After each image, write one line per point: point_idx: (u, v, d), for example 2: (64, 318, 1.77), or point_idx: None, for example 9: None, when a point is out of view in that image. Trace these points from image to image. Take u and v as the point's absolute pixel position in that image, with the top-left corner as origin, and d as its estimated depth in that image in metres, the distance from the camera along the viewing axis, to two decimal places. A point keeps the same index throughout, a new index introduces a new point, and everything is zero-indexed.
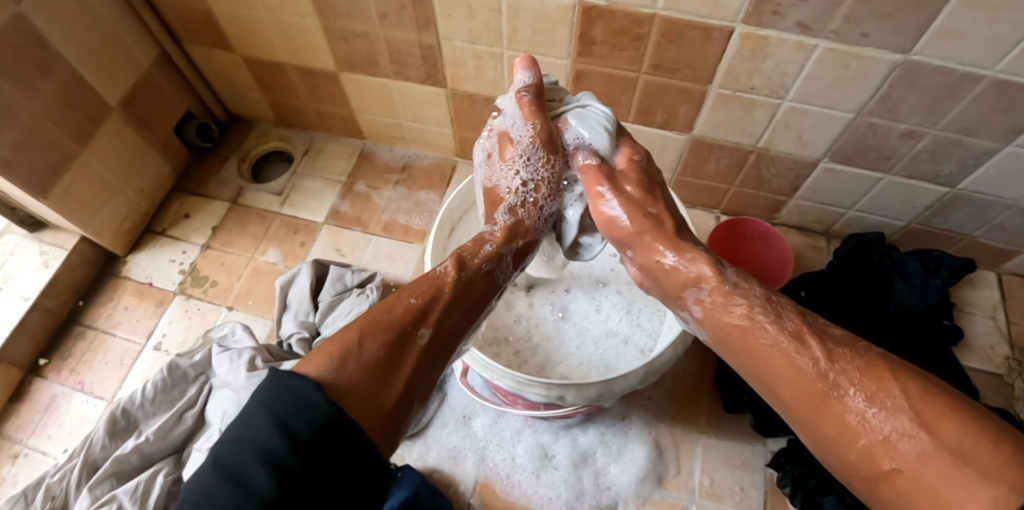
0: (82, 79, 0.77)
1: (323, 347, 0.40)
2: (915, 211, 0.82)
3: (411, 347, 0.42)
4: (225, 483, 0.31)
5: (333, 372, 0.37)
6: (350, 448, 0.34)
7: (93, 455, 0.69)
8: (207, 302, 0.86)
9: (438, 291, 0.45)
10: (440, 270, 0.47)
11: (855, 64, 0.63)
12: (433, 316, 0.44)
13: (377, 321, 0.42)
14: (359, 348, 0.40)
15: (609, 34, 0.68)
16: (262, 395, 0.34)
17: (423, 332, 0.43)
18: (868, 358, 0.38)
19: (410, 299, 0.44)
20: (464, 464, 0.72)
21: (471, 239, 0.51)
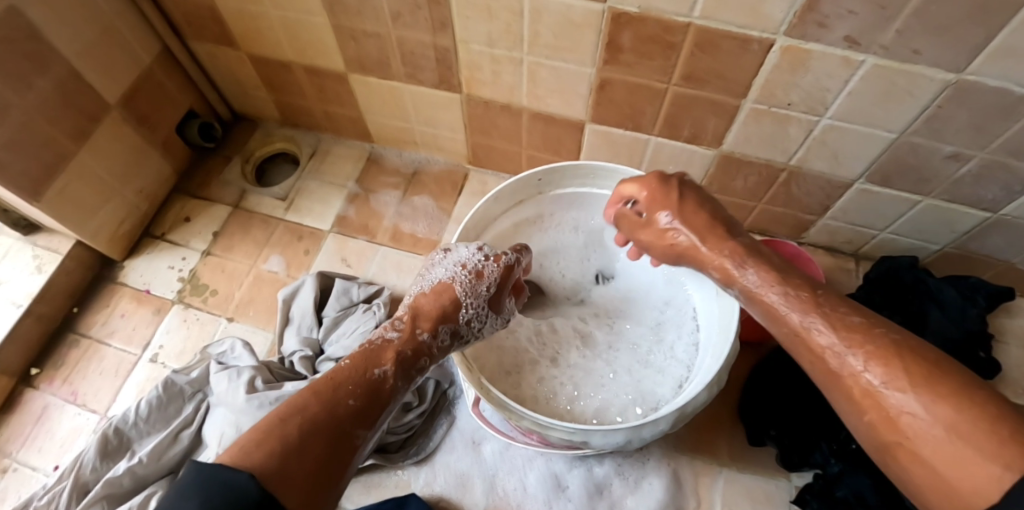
0: (79, 77, 0.73)
1: (259, 436, 0.37)
2: (951, 235, 0.77)
3: (350, 448, 0.40)
4: None
5: (276, 464, 0.35)
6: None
7: (84, 477, 0.66)
8: (207, 312, 0.83)
9: (376, 395, 0.43)
10: (379, 374, 0.44)
11: (903, 82, 0.58)
12: (374, 415, 0.42)
13: (316, 421, 0.39)
14: (298, 450, 0.37)
15: (638, 42, 0.63)
16: (190, 491, 0.32)
17: (362, 434, 0.41)
18: (880, 340, 0.37)
19: (349, 398, 0.41)
20: (473, 492, 0.69)
21: (385, 344, 0.47)
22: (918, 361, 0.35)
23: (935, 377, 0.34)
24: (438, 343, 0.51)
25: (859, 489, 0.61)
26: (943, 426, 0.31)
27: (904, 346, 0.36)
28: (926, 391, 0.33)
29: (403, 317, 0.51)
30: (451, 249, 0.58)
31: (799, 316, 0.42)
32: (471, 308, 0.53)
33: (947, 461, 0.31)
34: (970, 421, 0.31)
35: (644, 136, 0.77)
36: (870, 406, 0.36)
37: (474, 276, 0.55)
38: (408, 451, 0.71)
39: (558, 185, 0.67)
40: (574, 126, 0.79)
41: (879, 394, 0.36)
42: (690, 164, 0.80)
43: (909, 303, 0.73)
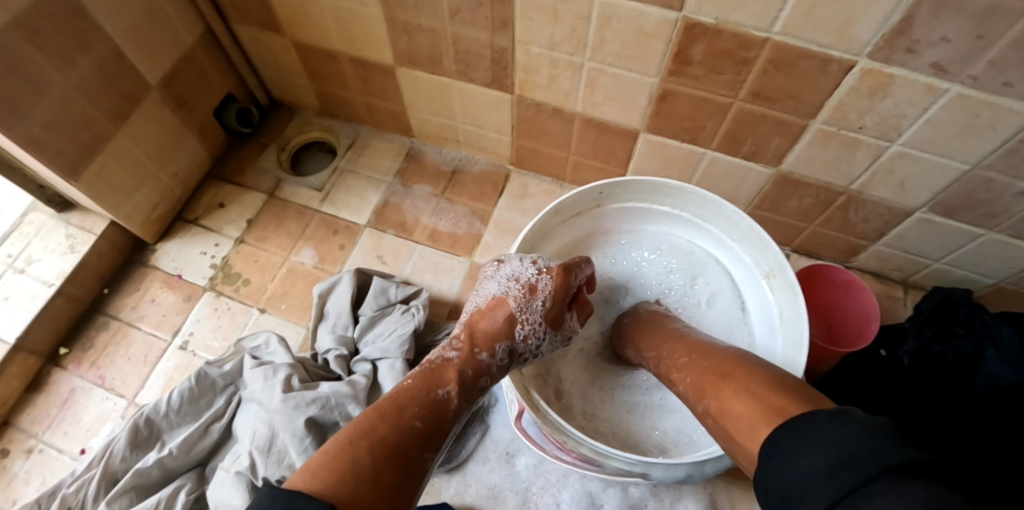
0: (122, 55, 0.71)
1: (332, 463, 0.37)
2: (1008, 271, 0.74)
3: (418, 472, 0.41)
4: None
5: (352, 492, 0.36)
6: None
7: (113, 466, 0.64)
8: (239, 302, 0.81)
9: (441, 415, 0.45)
10: (442, 395, 0.46)
11: (987, 114, 0.55)
12: (437, 439, 0.43)
13: (384, 442, 0.40)
14: (371, 471, 0.38)
15: (710, 55, 0.60)
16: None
17: (427, 456, 0.42)
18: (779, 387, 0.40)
19: (414, 420, 0.43)
20: (505, 505, 0.67)
21: (445, 363, 0.49)
22: (753, 378, 0.42)
23: (754, 386, 0.41)
24: (497, 361, 0.52)
25: None
26: (755, 415, 0.39)
27: (722, 373, 0.45)
28: (747, 394, 0.41)
29: (459, 335, 0.52)
30: (504, 261, 0.58)
31: (679, 382, 0.50)
32: (528, 325, 0.53)
33: (753, 439, 0.38)
34: (766, 414, 0.38)
35: (700, 150, 0.75)
36: (704, 398, 0.45)
37: (526, 291, 0.54)
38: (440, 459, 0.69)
39: (617, 198, 0.66)
40: (627, 134, 0.77)
41: (703, 398, 0.46)
42: (744, 181, 0.78)
43: (961, 339, 0.71)
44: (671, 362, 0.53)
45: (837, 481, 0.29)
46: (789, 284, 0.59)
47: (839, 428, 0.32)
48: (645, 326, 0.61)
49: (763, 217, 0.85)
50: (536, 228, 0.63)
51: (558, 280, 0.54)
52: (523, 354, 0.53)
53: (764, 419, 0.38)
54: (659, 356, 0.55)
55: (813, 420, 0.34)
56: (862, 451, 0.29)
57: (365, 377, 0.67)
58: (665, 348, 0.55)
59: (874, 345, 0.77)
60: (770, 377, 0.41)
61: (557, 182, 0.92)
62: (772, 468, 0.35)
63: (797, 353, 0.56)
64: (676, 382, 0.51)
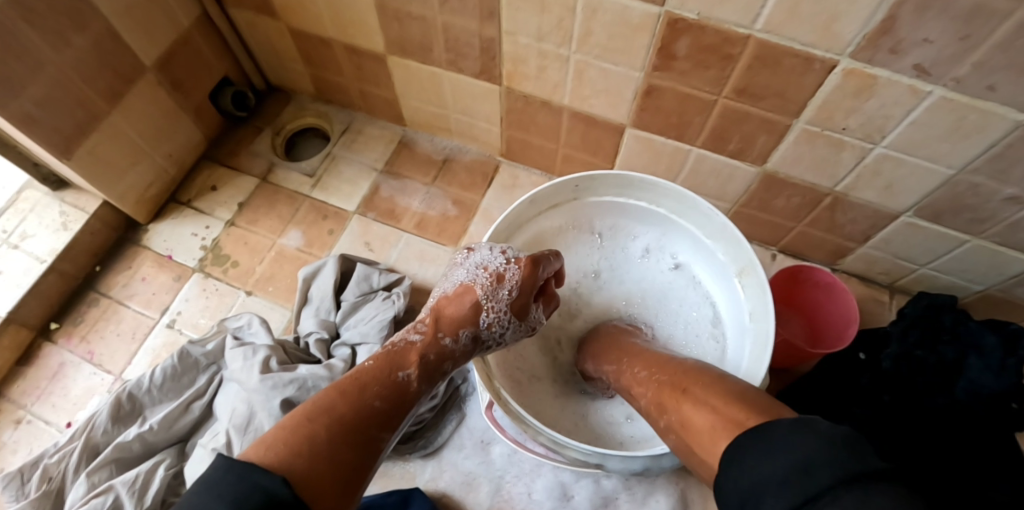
0: (117, 36, 0.72)
1: (289, 439, 0.38)
2: (997, 278, 0.74)
3: (375, 452, 0.42)
4: (235, 479, 0.33)
5: (306, 467, 0.36)
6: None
7: (95, 438, 0.66)
8: (226, 283, 0.83)
9: (401, 397, 0.45)
10: (403, 377, 0.47)
11: (972, 118, 0.55)
12: (395, 421, 0.44)
13: (344, 421, 0.41)
14: (328, 447, 0.38)
15: (694, 50, 0.60)
16: (224, 486, 0.32)
17: (384, 437, 0.43)
18: (725, 398, 0.40)
19: (374, 401, 0.43)
20: (478, 492, 0.68)
21: (407, 344, 0.50)
22: (714, 390, 0.42)
23: (707, 401, 0.41)
24: (461, 345, 0.53)
25: None
26: (715, 427, 0.39)
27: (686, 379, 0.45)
28: (703, 409, 0.41)
29: (425, 320, 0.53)
30: (475, 249, 0.58)
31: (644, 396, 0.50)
32: (493, 313, 0.54)
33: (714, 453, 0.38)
34: (727, 427, 0.38)
35: (687, 147, 0.75)
36: (665, 413, 0.45)
37: (496, 281, 0.54)
38: (415, 444, 0.70)
39: (595, 191, 0.66)
40: (614, 129, 0.77)
41: (664, 414, 0.46)
42: (731, 179, 0.78)
43: (943, 346, 0.70)
44: (630, 378, 0.53)
45: (786, 488, 0.30)
46: (758, 284, 0.59)
47: (794, 435, 0.32)
48: (607, 340, 0.62)
49: (750, 216, 0.84)
50: (506, 224, 0.63)
51: (527, 271, 0.55)
52: (485, 340, 0.54)
53: (724, 433, 0.38)
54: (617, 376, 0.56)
55: (770, 430, 0.34)
56: (807, 472, 0.29)
57: (344, 360, 0.69)
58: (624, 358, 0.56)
59: (855, 347, 0.77)
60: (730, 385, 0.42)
61: (547, 174, 0.92)
62: (731, 471, 0.35)
63: (760, 358, 0.56)
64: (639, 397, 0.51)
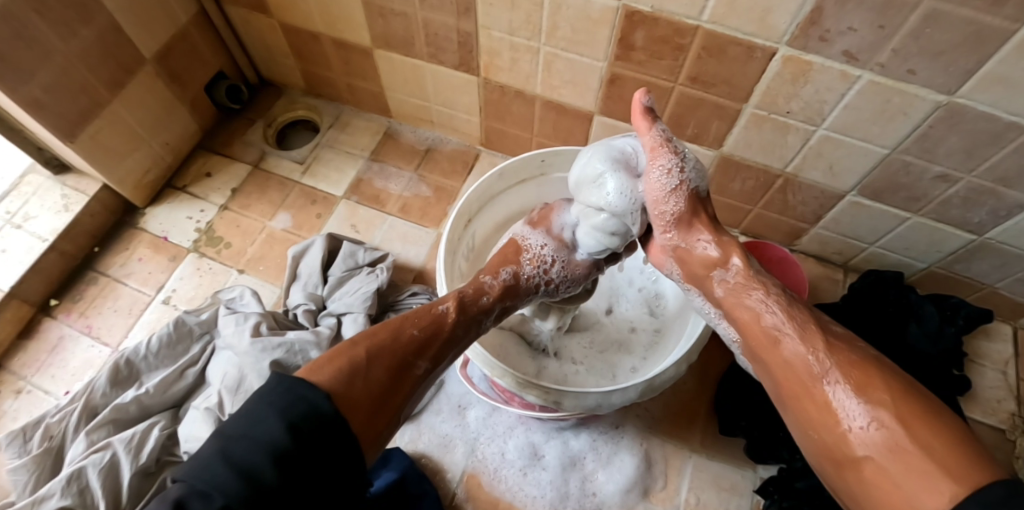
0: (119, 29, 0.77)
1: (334, 358, 0.40)
2: (938, 255, 0.80)
3: (410, 378, 0.44)
4: (285, 392, 0.36)
5: (346, 383, 0.38)
6: (340, 456, 0.36)
7: (94, 400, 0.70)
8: (219, 263, 0.87)
9: (438, 327, 0.47)
10: (442, 309, 0.49)
11: (897, 100, 0.61)
12: (432, 351, 0.46)
13: (385, 344, 0.43)
14: (369, 368, 0.41)
15: (650, 41, 0.66)
16: (274, 396, 0.36)
17: (421, 364, 0.45)
18: (862, 355, 0.38)
19: (413, 329, 0.45)
20: (454, 453, 0.73)
21: (471, 285, 0.53)
22: (846, 347, 0.39)
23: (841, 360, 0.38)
24: (529, 292, 0.57)
25: (818, 484, 0.64)
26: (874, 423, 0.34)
27: (875, 363, 0.37)
28: (842, 385, 0.37)
29: (495, 284, 0.54)
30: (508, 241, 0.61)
31: (789, 334, 0.41)
32: (533, 255, 0.57)
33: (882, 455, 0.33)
34: (900, 418, 0.33)
35: None
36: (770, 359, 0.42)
37: (561, 246, 0.57)
38: None
39: (560, 168, 0.72)
40: (583, 117, 0.83)
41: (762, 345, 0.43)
42: None
43: (890, 316, 0.77)
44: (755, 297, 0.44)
45: None
46: None
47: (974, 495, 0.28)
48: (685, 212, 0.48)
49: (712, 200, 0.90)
50: (474, 197, 0.69)
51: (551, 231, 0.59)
52: (561, 283, 0.58)
53: (894, 436, 0.33)
54: (734, 295, 0.45)
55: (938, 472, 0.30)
56: None
57: (330, 328, 0.73)
58: (749, 272, 0.45)
59: None
60: (889, 379, 0.36)
61: None
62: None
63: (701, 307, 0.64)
64: (777, 334, 0.41)
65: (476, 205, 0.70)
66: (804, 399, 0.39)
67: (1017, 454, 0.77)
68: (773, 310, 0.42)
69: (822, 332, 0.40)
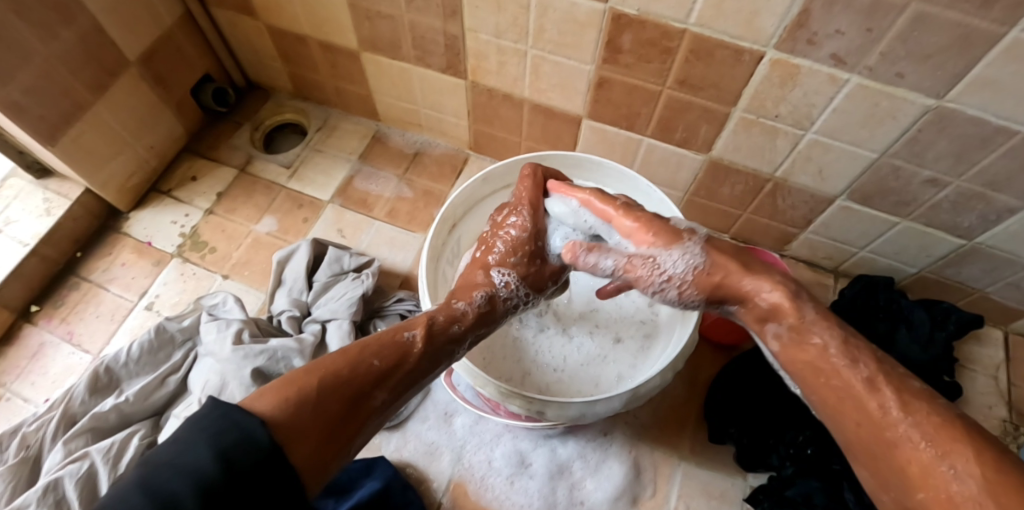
0: (103, 30, 0.76)
1: (280, 385, 0.38)
2: (928, 259, 0.79)
3: (365, 411, 0.41)
4: (223, 420, 0.34)
5: (289, 413, 0.37)
6: (274, 491, 0.34)
7: (72, 409, 0.69)
8: (204, 268, 0.86)
9: (403, 358, 0.44)
10: (407, 338, 0.46)
11: (886, 104, 0.60)
12: (393, 380, 0.43)
13: (339, 375, 0.40)
14: (315, 399, 0.38)
15: (637, 44, 0.65)
16: (207, 423, 0.34)
17: (379, 395, 0.42)
18: (947, 416, 0.34)
19: (372, 359, 0.43)
20: (440, 461, 0.72)
21: (443, 310, 0.49)
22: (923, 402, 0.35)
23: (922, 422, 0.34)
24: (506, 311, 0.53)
25: (808, 491, 0.63)
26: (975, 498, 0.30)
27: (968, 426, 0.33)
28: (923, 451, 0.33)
29: (469, 311, 0.50)
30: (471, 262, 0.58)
31: (828, 353, 0.39)
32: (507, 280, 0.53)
33: None
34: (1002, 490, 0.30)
35: (638, 137, 0.80)
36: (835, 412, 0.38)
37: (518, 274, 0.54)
38: None
39: None
40: (571, 120, 0.82)
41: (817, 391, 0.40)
42: (680, 168, 0.84)
43: (880, 321, 0.77)
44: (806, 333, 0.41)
45: None
46: None
47: None
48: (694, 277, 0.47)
49: (702, 205, 0.90)
50: (457, 202, 0.69)
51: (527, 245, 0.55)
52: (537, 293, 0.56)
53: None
54: (779, 340, 0.42)
55: None
56: None
57: (313, 335, 0.72)
58: (804, 325, 0.41)
59: None
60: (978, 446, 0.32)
61: None
62: None
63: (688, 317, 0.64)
64: (843, 372, 0.38)
65: (460, 209, 0.70)
66: (874, 434, 0.35)
67: None
68: (833, 356, 0.39)
69: (894, 387, 0.36)
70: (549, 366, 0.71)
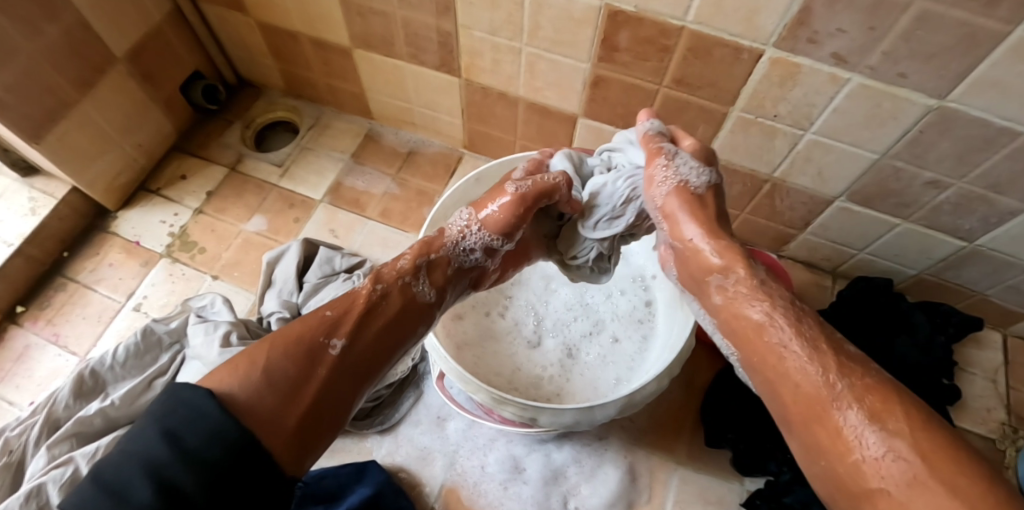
0: (88, 26, 0.74)
1: (232, 363, 0.42)
2: (928, 262, 0.78)
3: (323, 359, 0.44)
4: (178, 406, 0.36)
5: (238, 385, 0.40)
6: (245, 464, 0.36)
7: (56, 413, 0.68)
8: (193, 268, 0.85)
9: (352, 304, 0.48)
10: (357, 286, 0.50)
11: (887, 104, 0.59)
12: (346, 327, 0.47)
13: (287, 336, 0.44)
14: (265, 362, 0.42)
15: (634, 42, 0.64)
16: (159, 408, 0.37)
17: (335, 343, 0.45)
18: (877, 379, 0.39)
19: (324, 311, 0.47)
20: (432, 466, 0.71)
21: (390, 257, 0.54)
22: (857, 366, 0.40)
23: (850, 379, 0.39)
24: (456, 241, 0.54)
25: (806, 499, 0.63)
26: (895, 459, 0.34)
27: (899, 391, 0.38)
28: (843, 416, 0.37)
29: (414, 243, 0.54)
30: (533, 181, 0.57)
31: (778, 334, 0.43)
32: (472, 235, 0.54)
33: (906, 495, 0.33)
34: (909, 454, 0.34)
35: None
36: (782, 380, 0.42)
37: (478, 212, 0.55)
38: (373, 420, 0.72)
39: None
40: (567, 119, 0.81)
41: (752, 346, 0.45)
42: None
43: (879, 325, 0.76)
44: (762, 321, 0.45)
45: None
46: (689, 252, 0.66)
47: None
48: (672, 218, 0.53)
49: None
50: (449, 203, 0.67)
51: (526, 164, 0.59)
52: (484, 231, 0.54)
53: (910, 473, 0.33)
54: (734, 305, 0.47)
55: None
56: None
57: None
58: (754, 283, 0.47)
59: None
60: (907, 408, 0.36)
61: None
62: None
63: (685, 320, 0.63)
64: (768, 329, 0.44)
65: (452, 210, 0.68)
66: (818, 423, 0.39)
67: (1008, 464, 0.76)
68: (782, 327, 0.43)
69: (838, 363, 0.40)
70: (545, 370, 0.70)
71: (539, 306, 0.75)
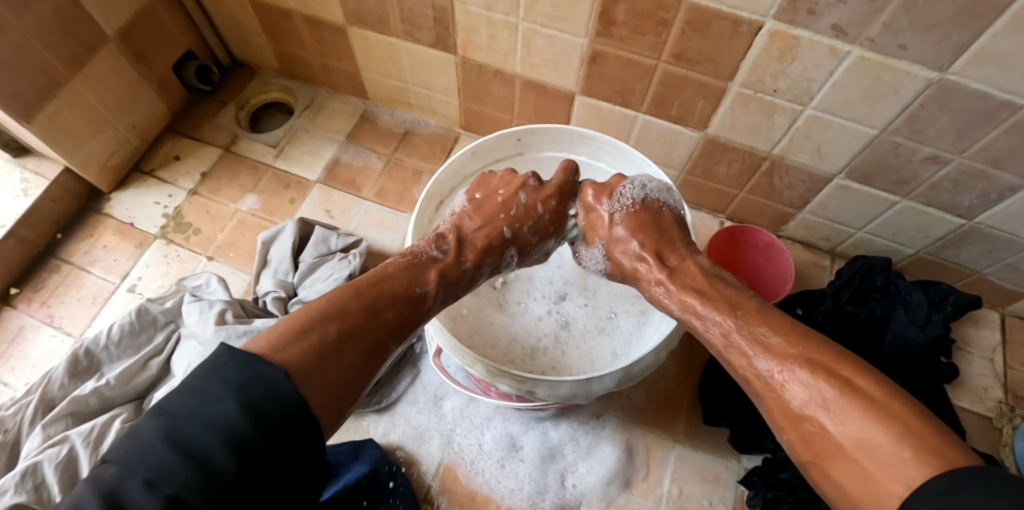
0: (78, 4, 0.73)
1: (303, 336, 0.39)
2: (926, 241, 0.78)
3: (382, 356, 0.44)
4: (250, 379, 0.34)
5: (314, 365, 0.38)
6: (302, 447, 0.34)
7: (51, 392, 0.67)
8: (188, 249, 0.84)
9: (415, 311, 0.48)
10: (422, 291, 0.49)
11: (887, 77, 0.58)
12: (404, 332, 0.47)
13: (359, 329, 0.42)
14: (339, 352, 0.40)
15: (631, 15, 0.63)
16: (230, 373, 0.34)
17: (392, 345, 0.46)
18: (811, 355, 0.38)
19: (387, 311, 0.45)
20: (429, 445, 0.71)
21: (454, 268, 0.53)
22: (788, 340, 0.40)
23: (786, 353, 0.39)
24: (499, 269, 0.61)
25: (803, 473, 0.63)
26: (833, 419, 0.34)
27: (832, 357, 0.37)
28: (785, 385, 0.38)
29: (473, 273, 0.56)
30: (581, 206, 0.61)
31: (741, 332, 0.43)
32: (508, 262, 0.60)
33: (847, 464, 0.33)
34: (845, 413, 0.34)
35: (632, 113, 0.78)
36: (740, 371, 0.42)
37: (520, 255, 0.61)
38: (370, 399, 0.72)
39: (537, 148, 0.70)
40: (564, 97, 0.80)
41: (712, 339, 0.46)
42: (676, 146, 0.82)
43: (876, 304, 0.76)
44: (702, 314, 0.47)
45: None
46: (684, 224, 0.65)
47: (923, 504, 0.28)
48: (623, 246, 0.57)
49: (696, 184, 0.88)
50: (443, 178, 0.67)
51: (558, 200, 0.60)
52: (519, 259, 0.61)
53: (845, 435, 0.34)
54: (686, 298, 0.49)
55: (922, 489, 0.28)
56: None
57: None
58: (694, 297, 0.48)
59: (793, 304, 0.81)
60: (842, 371, 0.36)
61: None
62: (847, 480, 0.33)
63: None
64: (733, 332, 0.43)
65: (448, 184, 0.68)
66: (768, 401, 0.39)
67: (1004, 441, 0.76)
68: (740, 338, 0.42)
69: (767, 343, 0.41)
70: (541, 346, 0.69)
71: (535, 285, 0.74)
